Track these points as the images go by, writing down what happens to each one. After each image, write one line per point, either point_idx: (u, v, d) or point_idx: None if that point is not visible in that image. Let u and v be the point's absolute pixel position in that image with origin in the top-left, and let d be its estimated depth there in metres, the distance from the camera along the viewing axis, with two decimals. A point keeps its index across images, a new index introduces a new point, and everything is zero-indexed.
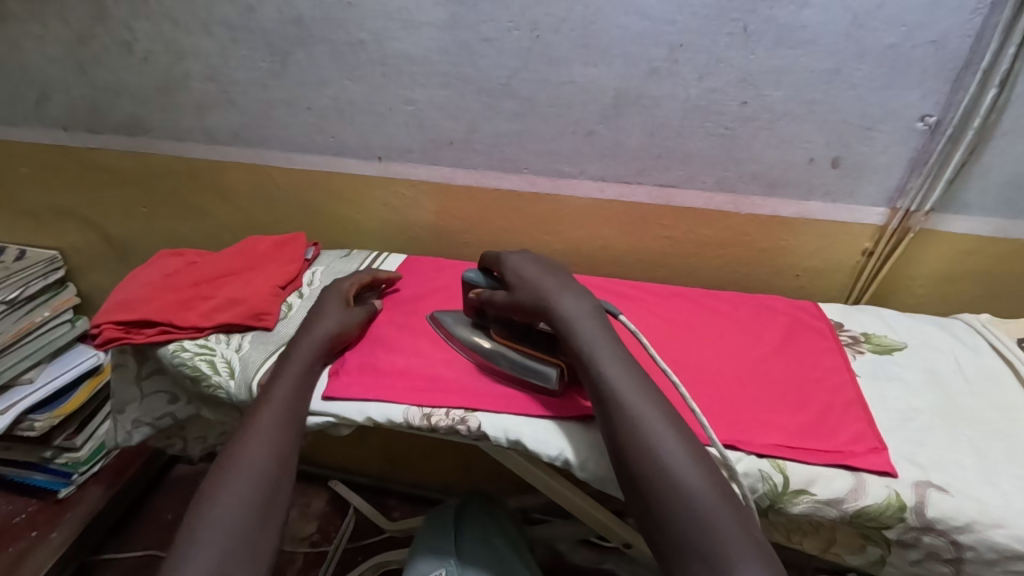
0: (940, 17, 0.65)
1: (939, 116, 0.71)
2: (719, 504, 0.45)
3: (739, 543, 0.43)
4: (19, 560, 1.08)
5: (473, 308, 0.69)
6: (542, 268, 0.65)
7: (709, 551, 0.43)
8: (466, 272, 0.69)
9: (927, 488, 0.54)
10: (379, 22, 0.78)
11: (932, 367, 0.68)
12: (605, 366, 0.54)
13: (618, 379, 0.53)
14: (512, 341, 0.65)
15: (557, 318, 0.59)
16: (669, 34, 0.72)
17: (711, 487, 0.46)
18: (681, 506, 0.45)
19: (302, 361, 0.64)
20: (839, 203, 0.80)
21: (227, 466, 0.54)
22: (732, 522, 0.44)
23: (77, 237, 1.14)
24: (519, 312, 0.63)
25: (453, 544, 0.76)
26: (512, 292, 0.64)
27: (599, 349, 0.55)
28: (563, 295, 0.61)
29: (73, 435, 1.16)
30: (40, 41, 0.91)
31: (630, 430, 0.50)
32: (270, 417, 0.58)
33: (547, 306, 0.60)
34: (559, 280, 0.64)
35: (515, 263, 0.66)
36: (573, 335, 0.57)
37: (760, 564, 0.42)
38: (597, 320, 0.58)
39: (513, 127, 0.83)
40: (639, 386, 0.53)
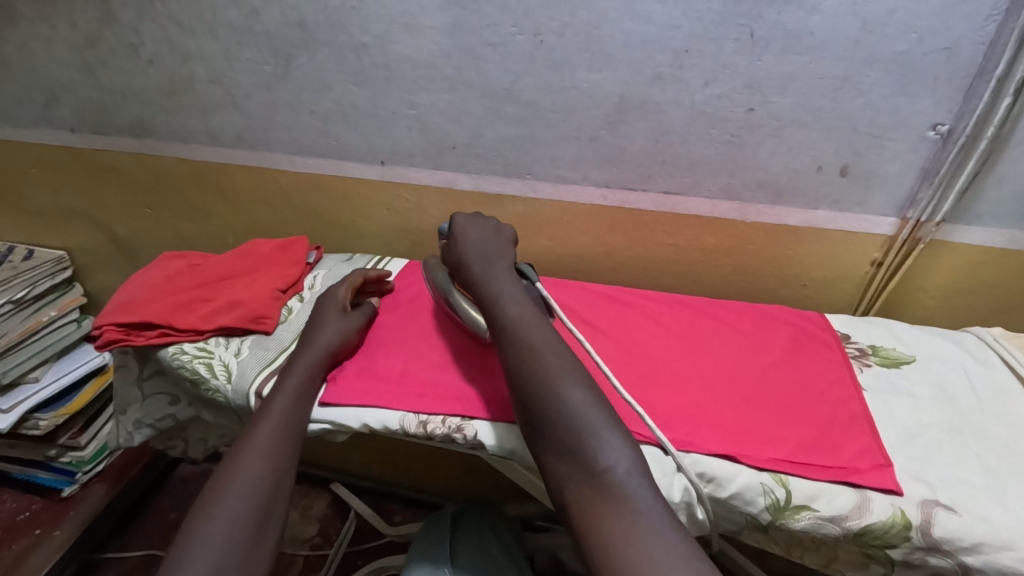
0: (953, 23, 0.64)
1: (951, 124, 0.70)
2: (591, 409, 0.49)
3: (607, 439, 0.48)
4: (23, 557, 1.10)
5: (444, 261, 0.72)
6: (476, 231, 0.69)
7: (579, 449, 0.48)
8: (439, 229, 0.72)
9: (934, 508, 0.52)
10: (382, 26, 0.78)
11: (942, 382, 0.66)
12: (505, 307, 0.59)
13: (511, 315, 0.58)
14: (462, 287, 0.67)
15: (472, 278, 0.63)
16: (674, 40, 0.71)
17: (589, 402, 0.50)
18: (557, 414, 0.50)
19: (303, 373, 0.63)
20: (848, 212, 0.79)
21: (222, 482, 0.54)
22: (603, 423, 0.49)
23: (84, 238, 1.15)
24: (456, 272, 0.67)
25: (450, 553, 0.75)
26: (449, 255, 0.68)
27: (502, 295, 0.60)
28: (485, 255, 0.65)
29: (77, 434, 1.18)
30: (49, 43, 0.92)
31: (519, 356, 0.54)
32: (269, 431, 0.58)
33: (464, 270, 0.65)
34: (488, 241, 0.68)
35: (459, 225, 0.69)
36: (482, 289, 0.62)
37: (626, 462, 0.46)
38: (505, 273, 0.63)
39: (516, 132, 0.82)
40: (531, 321, 0.57)
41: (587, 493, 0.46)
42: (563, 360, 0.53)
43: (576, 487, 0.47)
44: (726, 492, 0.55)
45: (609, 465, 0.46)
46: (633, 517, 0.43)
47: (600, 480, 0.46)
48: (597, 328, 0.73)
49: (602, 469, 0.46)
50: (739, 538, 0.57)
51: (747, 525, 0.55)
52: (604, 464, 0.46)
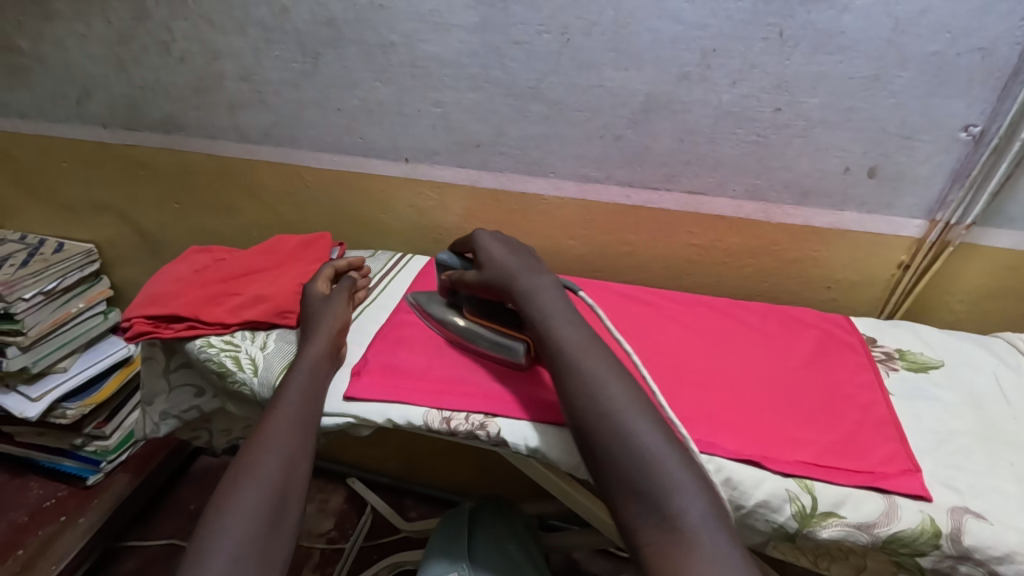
0: (988, 23, 0.63)
1: (984, 126, 0.69)
2: (661, 447, 0.48)
3: (679, 480, 0.47)
4: (50, 542, 1.12)
5: (446, 289, 0.72)
6: (509, 248, 0.68)
7: (650, 490, 0.47)
8: (439, 254, 0.72)
9: (964, 515, 0.51)
10: (409, 24, 0.79)
11: (971, 387, 0.65)
12: (559, 331, 0.57)
13: (569, 341, 0.56)
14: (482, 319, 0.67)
15: (517, 293, 0.62)
16: (701, 39, 0.71)
17: (659, 440, 0.49)
18: (626, 451, 0.49)
19: (308, 367, 0.64)
20: (875, 214, 0.78)
21: (237, 476, 0.54)
22: (674, 462, 0.48)
23: (112, 231, 1.17)
24: (487, 290, 0.66)
25: (468, 549, 0.75)
26: (480, 270, 0.67)
27: (554, 315, 0.59)
28: (525, 271, 0.64)
29: (102, 423, 1.20)
30: (83, 39, 0.94)
31: (581, 387, 0.53)
32: (279, 424, 0.58)
33: (508, 284, 0.63)
34: (524, 260, 0.67)
35: (484, 241, 0.69)
36: (532, 306, 0.60)
37: (700, 507, 0.45)
38: (553, 291, 0.62)
39: (540, 130, 0.82)
40: (591, 348, 0.56)
41: (659, 536, 0.45)
42: (627, 392, 0.52)
43: (647, 529, 0.46)
44: (751, 500, 0.54)
45: (682, 507, 0.45)
46: (710, 564, 0.42)
47: (674, 524, 0.45)
48: (619, 328, 0.73)
49: (674, 513, 0.45)
50: (764, 551, 0.57)
51: (774, 536, 0.54)
52: (675, 507, 0.45)
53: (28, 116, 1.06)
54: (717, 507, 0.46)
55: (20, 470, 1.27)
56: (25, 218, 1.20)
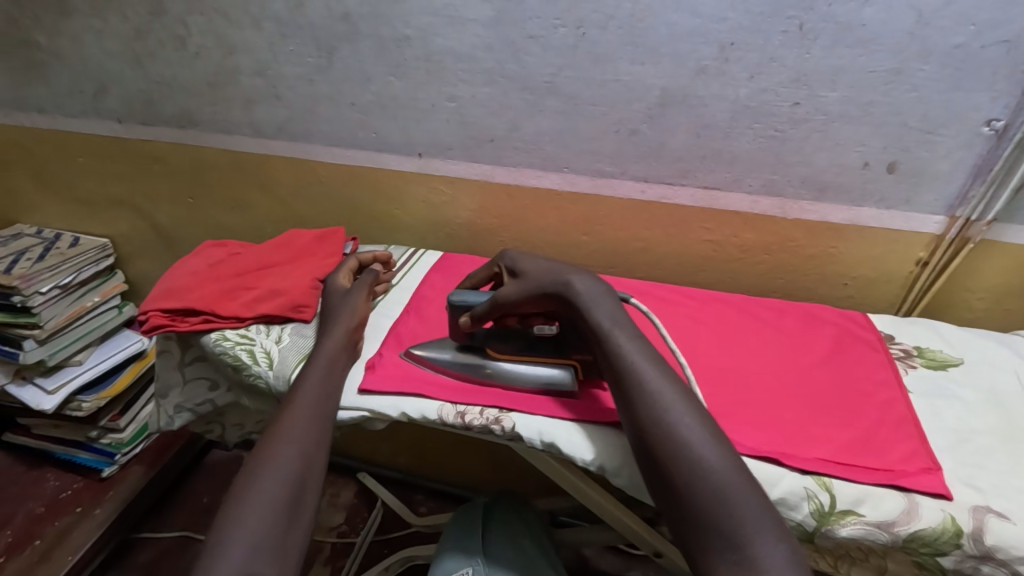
0: (1014, 15, 0.62)
1: (1008, 120, 0.67)
2: (740, 484, 0.45)
3: (760, 520, 0.43)
4: (66, 533, 1.14)
5: (462, 332, 0.66)
6: (550, 259, 0.65)
7: (729, 528, 0.43)
8: (453, 298, 0.65)
9: (986, 515, 0.51)
10: (425, 19, 0.79)
11: (992, 385, 0.65)
12: (626, 349, 0.54)
13: (640, 359, 0.53)
14: (517, 354, 0.65)
15: (576, 299, 0.59)
16: (719, 32, 0.70)
17: (738, 477, 0.45)
18: (702, 483, 0.45)
19: (324, 360, 0.64)
20: (895, 210, 0.77)
21: (256, 467, 0.54)
22: (753, 499, 0.44)
23: (128, 226, 1.18)
24: (536, 301, 0.61)
25: (481, 544, 0.75)
26: (523, 281, 0.63)
27: (619, 330, 0.55)
28: (579, 278, 0.61)
29: (117, 416, 1.21)
30: (100, 35, 0.95)
31: (653, 413, 0.49)
32: (296, 415, 0.59)
33: (564, 289, 0.60)
34: (572, 267, 0.64)
35: (521, 261, 0.66)
36: (594, 316, 0.57)
37: (783, 552, 0.42)
38: (612, 298, 0.59)
39: (555, 125, 0.82)
40: (662, 372, 0.52)
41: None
42: (702, 420, 0.49)
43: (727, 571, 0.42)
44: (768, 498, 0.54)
45: (765, 551, 0.42)
46: None
47: (754, 567, 0.41)
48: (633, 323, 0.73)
49: (754, 555, 0.42)
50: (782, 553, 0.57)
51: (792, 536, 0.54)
52: (756, 550, 0.42)
53: (46, 110, 1.07)
54: (795, 552, 0.42)
55: (37, 461, 1.28)
56: (42, 212, 1.21)
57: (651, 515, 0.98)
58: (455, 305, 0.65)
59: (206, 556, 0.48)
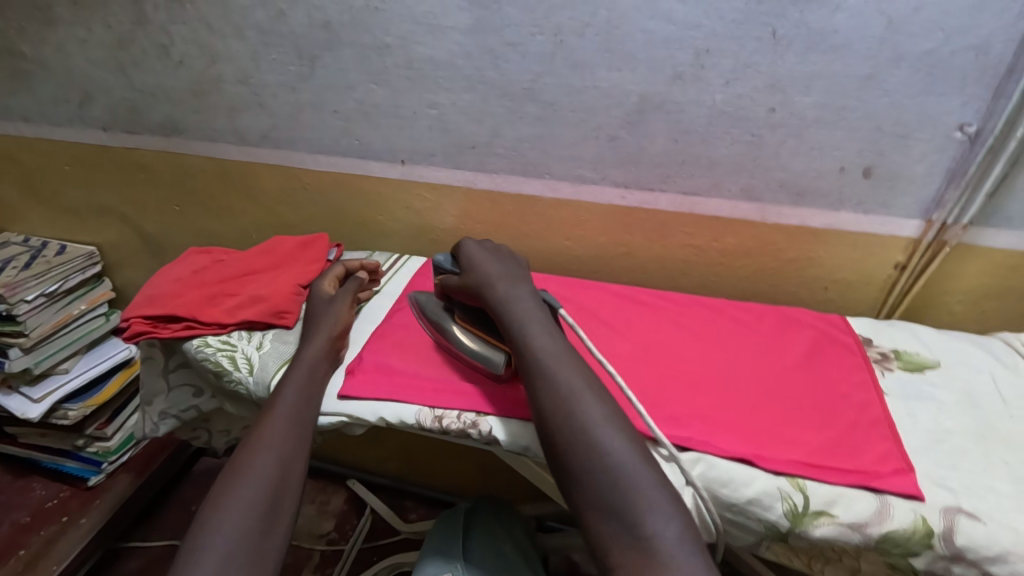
0: (982, 21, 0.63)
1: (979, 125, 0.68)
2: (637, 465, 0.47)
3: (654, 501, 0.45)
4: (52, 543, 1.13)
5: (441, 294, 0.70)
6: (489, 255, 0.69)
7: (624, 509, 0.45)
8: (436, 257, 0.71)
9: (957, 515, 0.51)
10: (405, 26, 0.79)
11: (967, 386, 0.65)
12: (535, 340, 0.56)
13: (545, 350, 0.55)
14: (468, 324, 0.66)
15: (494, 297, 0.62)
16: (694, 39, 0.71)
17: (635, 458, 0.48)
18: (601, 465, 0.47)
19: (306, 367, 0.65)
20: (872, 213, 0.78)
21: (233, 472, 0.55)
22: (651, 478, 0.47)
23: (115, 234, 1.18)
24: (467, 297, 0.66)
25: (462, 550, 0.75)
26: (462, 277, 0.67)
27: (530, 324, 0.58)
28: (501, 277, 0.64)
29: (104, 424, 1.21)
30: (84, 44, 0.95)
31: (556, 401, 0.52)
32: (276, 422, 0.59)
33: (485, 290, 0.63)
34: (502, 267, 0.67)
35: (470, 251, 0.69)
36: (509, 313, 0.60)
37: (674, 530, 0.44)
38: (529, 300, 0.62)
39: (536, 131, 0.83)
40: (568, 361, 0.55)
41: (634, 558, 0.43)
42: (602, 405, 0.51)
43: (621, 549, 0.44)
44: (743, 498, 0.54)
45: (657, 528, 0.44)
46: None
47: (648, 546, 0.43)
48: (614, 328, 0.73)
49: (647, 534, 0.44)
50: (759, 552, 0.57)
51: (767, 536, 0.54)
52: (649, 529, 0.44)
53: (31, 119, 1.07)
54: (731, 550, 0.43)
55: (25, 471, 1.28)
56: (29, 220, 1.22)
57: None
58: (435, 266, 0.71)
59: (182, 561, 0.48)
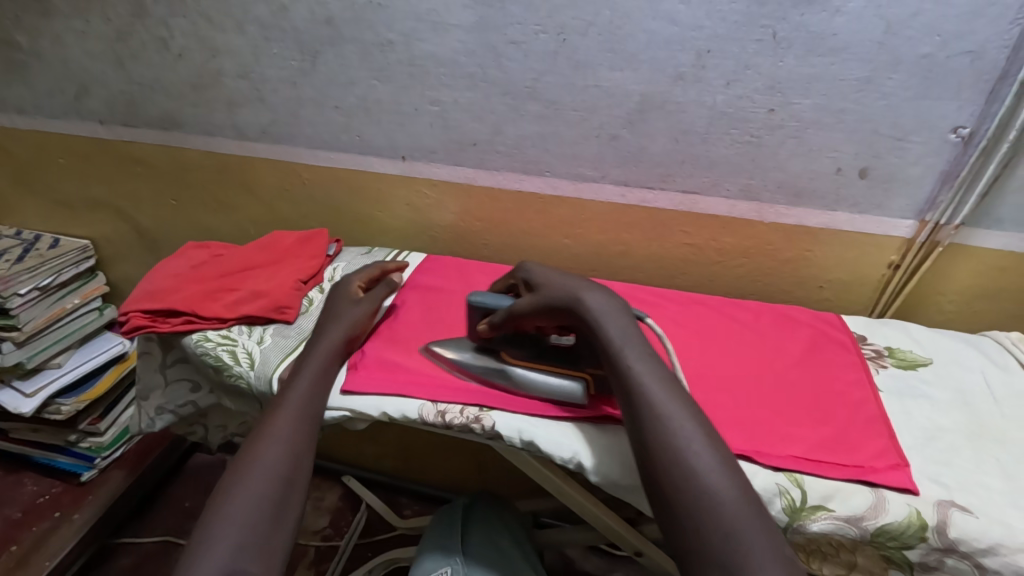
0: (978, 27, 0.64)
1: (973, 127, 0.70)
2: (748, 518, 0.44)
3: (768, 561, 0.41)
4: (44, 539, 1.12)
5: (480, 336, 0.67)
6: (563, 272, 0.65)
7: (734, 563, 0.42)
8: (473, 299, 0.66)
9: (950, 509, 0.52)
10: (407, 23, 0.80)
11: (959, 384, 0.67)
12: (637, 368, 0.53)
13: (651, 381, 0.52)
14: (527, 362, 0.65)
15: (587, 314, 0.58)
16: (696, 40, 0.72)
17: (746, 509, 0.44)
18: (709, 517, 0.44)
19: (319, 360, 0.65)
20: (867, 214, 0.79)
21: (242, 467, 0.54)
22: (764, 541, 0.43)
23: (110, 229, 1.17)
24: (546, 315, 0.61)
25: (461, 544, 0.76)
26: (535, 295, 0.62)
27: (629, 347, 0.54)
28: (589, 290, 0.60)
29: (97, 419, 1.20)
30: (82, 36, 0.94)
31: (661, 437, 0.48)
32: (287, 415, 0.59)
33: (574, 306, 0.59)
34: (582, 279, 0.63)
35: (535, 272, 0.65)
36: (604, 333, 0.56)
37: None
38: (623, 315, 0.58)
39: (537, 129, 0.83)
40: (673, 394, 0.51)
41: None
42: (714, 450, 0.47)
43: None
44: None
45: None
46: None
47: None
48: None
49: None
50: None
51: None
52: None
53: (26, 111, 1.06)
54: None
55: (17, 467, 1.27)
56: (23, 213, 1.20)
57: (633, 516, 0.99)
58: (471, 307, 0.66)
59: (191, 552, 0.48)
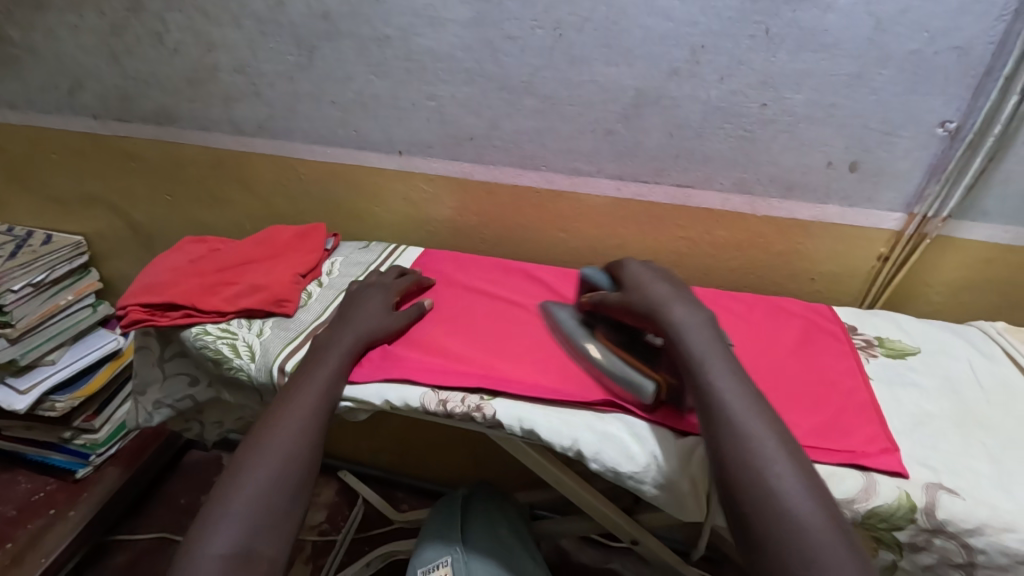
0: (964, 24, 0.66)
1: (959, 122, 0.72)
2: (834, 545, 0.43)
3: None
4: (39, 537, 1.11)
5: (585, 309, 0.71)
6: (662, 277, 0.66)
7: None
8: (590, 273, 0.73)
9: (938, 491, 0.54)
10: (404, 19, 0.80)
11: (946, 372, 0.69)
12: (718, 382, 0.53)
13: (733, 396, 0.52)
14: (609, 343, 0.66)
15: (669, 324, 0.58)
16: (691, 36, 0.73)
17: (833, 537, 0.43)
18: (789, 535, 0.44)
19: (340, 349, 0.65)
20: (857, 207, 0.81)
21: (255, 450, 0.55)
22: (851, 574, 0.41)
23: (104, 224, 1.17)
24: (631, 314, 0.63)
25: (462, 533, 0.77)
26: (625, 295, 0.65)
27: (711, 360, 0.54)
28: (677, 300, 0.61)
29: (91, 416, 1.20)
30: (76, 30, 0.94)
31: (743, 454, 0.48)
32: (304, 401, 0.59)
33: (659, 313, 0.60)
34: (676, 290, 0.64)
35: (635, 271, 0.68)
36: (685, 344, 0.56)
37: None
38: (708, 330, 0.58)
39: (534, 124, 0.84)
40: (756, 411, 0.51)
41: None
42: (794, 469, 0.47)
43: None
44: None
45: None
46: None
47: None
48: None
49: None
50: None
51: None
52: None
53: (18, 106, 1.05)
54: None
55: (10, 465, 1.26)
56: (15, 209, 1.20)
57: (630, 505, 1.01)
58: (584, 280, 0.73)
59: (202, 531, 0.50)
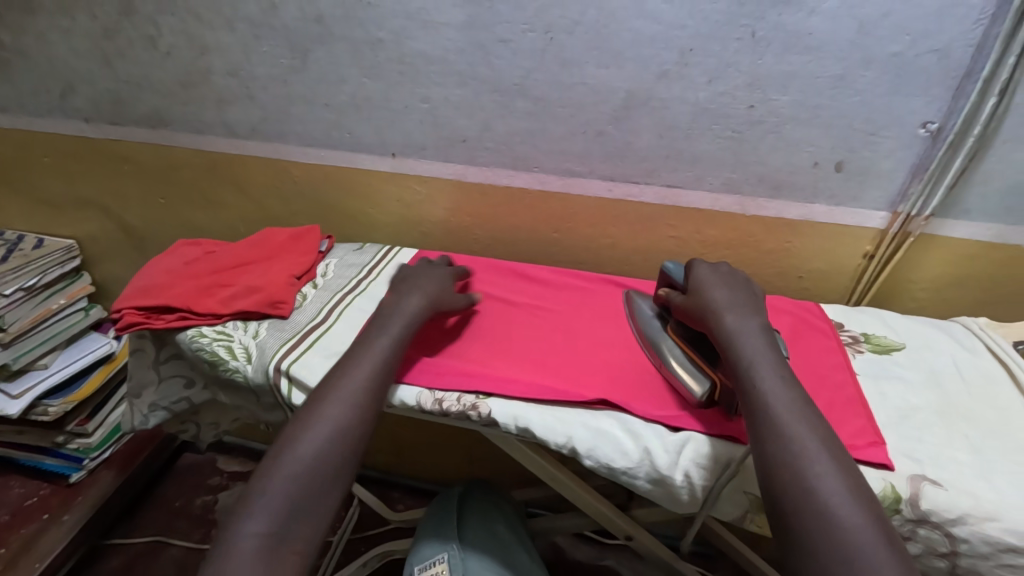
0: (945, 27, 0.67)
1: (940, 122, 0.73)
2: (874, 544, 0.42)
3: None
4: (32, 542, 1.11)
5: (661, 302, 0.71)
6: (725, 280, 0.65)
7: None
8: (667, 266, 0.72)
9: (922, 482, 0.55)
10: (397, 22, 0.81)
11: (930, 366, 0.70)
12: (764, 385, 0.53)
13: (777, 398, 0.51)
14: (678, 339, 0.66)
15: (722, 331, 0.59)
16: (679, 39, 0.74)
17: (874, 538, 0.42)
18: (829, 536, 0.42)
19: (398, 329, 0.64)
20: (843, 206, 0.82)
21: (308, 421, 0.54)
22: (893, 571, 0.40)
23: (96, 227, 1.17)
24: (692, 318, 0.64)
25: (458, 531, 0.76)
26: (688, 298, 0.65)
27: (761, 366, 0.54)
28: (733, 307, 0.61)
29: (85, 420, 1.19)
30: (67, 33, 0.94)
31: (782, 454, 0.48)
32: (360, 379, 0.58)
33: (712, 319, 0.60)
34: (736, 295, 0.63)
35: (701, 272, 0.67)
36: (737, 350, 0.56)
37: None
38: (762, 339, 0.57)
39: (526, 126, 0.85)
40: (801, 414, 0.50)
41: None
42: (841, 475, 0.46)
43: None
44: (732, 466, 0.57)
45: None
46: None
47: None
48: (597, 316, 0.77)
49: None
50: (742, 525, 0.61)
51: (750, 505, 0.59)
52: None
53: (9, 109, 1.05)
54: None
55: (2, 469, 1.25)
56: (5, 212, 1.19)
57: (624, 501, 1.02)
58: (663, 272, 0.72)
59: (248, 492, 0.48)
